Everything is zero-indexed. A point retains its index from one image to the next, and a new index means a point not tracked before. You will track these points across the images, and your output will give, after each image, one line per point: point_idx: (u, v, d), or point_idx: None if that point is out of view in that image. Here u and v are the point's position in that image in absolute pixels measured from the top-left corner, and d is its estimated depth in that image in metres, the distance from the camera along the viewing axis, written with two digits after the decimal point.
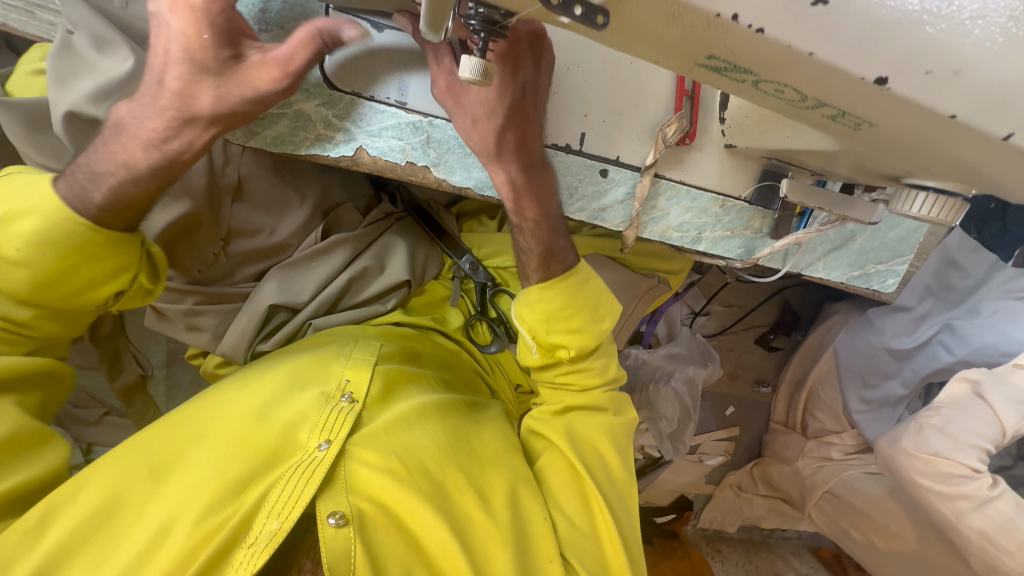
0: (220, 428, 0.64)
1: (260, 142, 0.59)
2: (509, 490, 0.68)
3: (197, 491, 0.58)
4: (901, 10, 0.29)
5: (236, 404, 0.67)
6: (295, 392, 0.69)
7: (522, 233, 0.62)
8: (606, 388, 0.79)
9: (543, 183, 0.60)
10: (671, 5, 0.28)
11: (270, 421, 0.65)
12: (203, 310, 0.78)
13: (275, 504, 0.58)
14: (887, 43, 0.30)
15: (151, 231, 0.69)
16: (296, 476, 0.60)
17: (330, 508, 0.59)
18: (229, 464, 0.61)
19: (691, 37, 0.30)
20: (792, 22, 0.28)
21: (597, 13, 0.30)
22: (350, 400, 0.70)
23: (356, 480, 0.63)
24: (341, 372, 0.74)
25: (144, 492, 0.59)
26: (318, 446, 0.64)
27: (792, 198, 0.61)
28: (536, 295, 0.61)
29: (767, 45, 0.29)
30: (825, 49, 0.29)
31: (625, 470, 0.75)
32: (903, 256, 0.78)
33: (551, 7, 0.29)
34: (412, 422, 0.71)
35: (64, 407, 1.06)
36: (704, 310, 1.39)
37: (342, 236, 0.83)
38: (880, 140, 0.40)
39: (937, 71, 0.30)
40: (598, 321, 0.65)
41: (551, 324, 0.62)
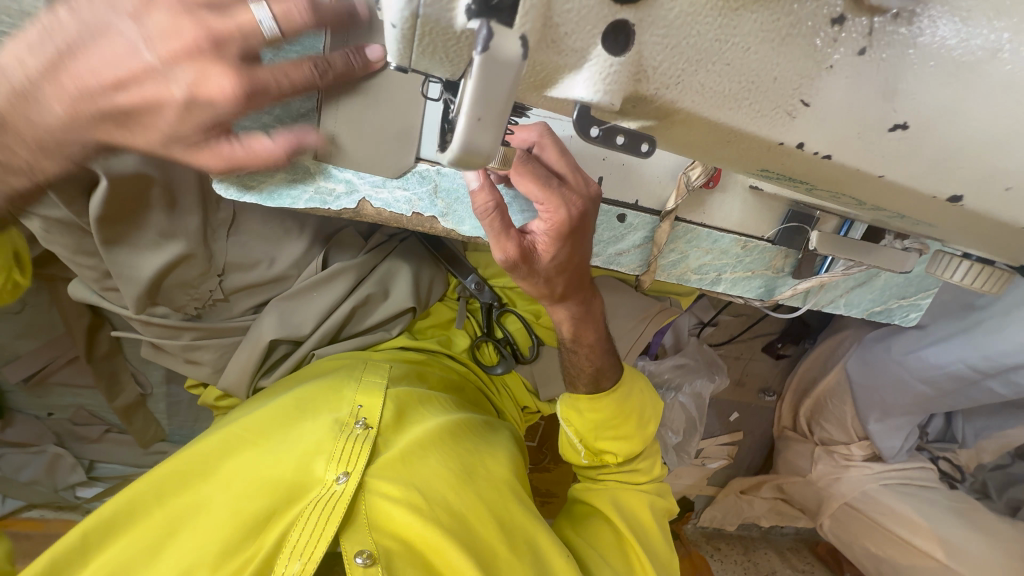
0: (235, 469, 0.64)
1: (255, 196, 0.55)
2: (529, 527, 0.69)
3: (215, 533, 0.58)
4: (981, 124, 0.30)
5: (250, 441, 0.67)
6: (309, 421, 0.68)
7: (579, 354, 0.67)
8: (652, 480, 0.80)
9: (593, 311, 0.66)
10: (730, 133, 0.31)
11: (283, 457, 0.64)
12: (201, 345, 0.75)
13: (295, 546, 0.56)
14: (960, 167, 0.31)
15: (139, 275, 0.64)
16: (316, 513, 0.58)
17: (355, 547, 0.58)
18: (246, 503, 0.60)
19: (753, 152, 0.33)
20: (859, 147, 0.31)
21: (640, 142, 0.35)
22: (364, 427, 0.68)
23: (377, 516, 0.62)
24: (353, 398, 0.72)
25: (158, 540, 0.58)
26: (337, 479, 0.62)
27: (819, 249, 0.58)
28: (587, 405, 0.69)
29: (831, 165, 0.32)
30: (895, 170, 0.32)
31: (662, 533, 0.76)
32: (928, 291, 0.75)
33: (590, 138, 0.34)
34: (427, 448, 0.70)
35: (64, 425, 1.05)
36: (713, 321, 1.34)
37: (344, 265, 0.79)
38: (943, 222, 0.37)
39: (1017, 187, 0.32)
40: (643, 427, 0.72)
41: (599, 432, 0.69)
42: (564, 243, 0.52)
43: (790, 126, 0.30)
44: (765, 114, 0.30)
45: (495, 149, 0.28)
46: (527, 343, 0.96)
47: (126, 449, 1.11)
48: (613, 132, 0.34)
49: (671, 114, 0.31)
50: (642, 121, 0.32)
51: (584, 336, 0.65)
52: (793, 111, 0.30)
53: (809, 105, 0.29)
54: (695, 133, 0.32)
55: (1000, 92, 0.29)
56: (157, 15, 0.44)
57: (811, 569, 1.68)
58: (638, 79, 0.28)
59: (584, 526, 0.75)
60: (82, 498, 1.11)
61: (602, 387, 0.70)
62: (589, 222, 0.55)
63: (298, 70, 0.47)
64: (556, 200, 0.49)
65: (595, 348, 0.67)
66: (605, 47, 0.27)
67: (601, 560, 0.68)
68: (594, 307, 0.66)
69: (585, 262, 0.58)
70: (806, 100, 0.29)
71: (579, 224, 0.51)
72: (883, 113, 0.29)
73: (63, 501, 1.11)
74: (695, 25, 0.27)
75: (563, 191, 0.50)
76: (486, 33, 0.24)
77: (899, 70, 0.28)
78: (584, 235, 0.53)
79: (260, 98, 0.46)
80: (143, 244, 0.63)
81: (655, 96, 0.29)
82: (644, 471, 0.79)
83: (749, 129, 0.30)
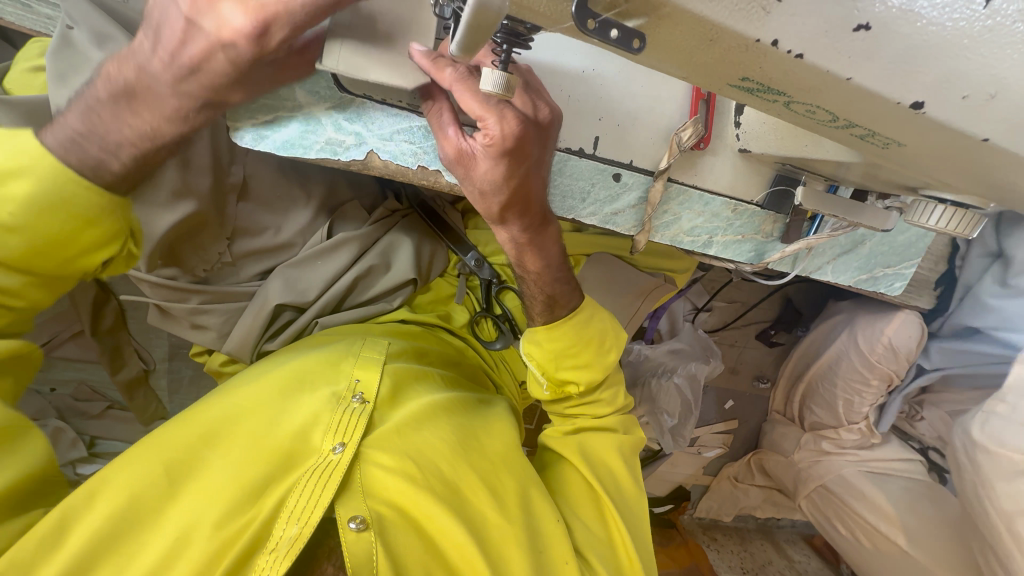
0: (233, 433, 0.64)
1: (268, 146, 0.57)
2: (523, 492, 0.71)
3: (217, 496, 0.59)
4: (945, 30, 0.28)
5: (244, 406, 0.67)
6: (306, 394, 0.70)
7: (527, 283, 0.69)
8: (615, 412, 0.83)
9: (544, 238, 0.64)
10: (710, 30, 0.28)
11: (281, 427, 0.66)
12: (207, 309, 0.77)
13: (293, 510, 0.58)
14: (921, 71, 0.29)
15: (152, 233, 0.66)
16: (312, 480, 0.61)
17: (349, 512, 0.59)
18: (244, 469, 0.61)
19: (727, 59, 0.31)
20: (832, 50, 0.28)
21: (633, 38, 0.31)
22: (361, 401, 0.71)
23: (372, 483, 0.64)
24: (351, 373, 0.74)
25: (159, 494, 0.58)
26: (332, 449, 0.65)
27: (805, 205, 0.61)
28: (544, 335, 0.70)
29: (805, 67, 0.29)
30: (864, 73, 0.29)
31: (631, 475, 0.78)
32: (911, 259, 0.79)
33: (587, 30, 0.30)
34: (422, 421, 0.71)
35: (67, 401, 1.06)
36: (706, 306, 1.38)
37: (347, 235, 0.82)
38: (909, 159, 0.40)
39: (1001, 94, 0.30)
40: (602, 355, 0.73)
41: (557, 360, 0.71)
42: (500, 162, 0.51)
43: (763, 23, 0.28)
44: (741, 8, 0.27)
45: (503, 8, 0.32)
46: (525, 320, 0.98)
47: (126, 427, 1.13)
48: (608, 23, 0.30)
49: (657, 9, 0.28)
50: (636, 19, 0.30)
51: (526, 263, 0.65)
52: (766, 7, 0.27)
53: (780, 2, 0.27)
54: (682, 35, 0.30)
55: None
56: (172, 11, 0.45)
57: (807, 561, 1.68)
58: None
59: (556, 476, 0.77)
60: (80, 477, 1.06)
61: (557, 316, 0.71)
62: (547, 143, 0.55)
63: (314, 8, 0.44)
64: (495, 112, 0.48)
65: (543, 275, 0.68)
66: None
67: (575, 518, 0.71)
68: (548, 233, 0.64)
69: (536, 184, 0.57)
70: None
71: (517, 144, 0.50)
72: (850, 12, 0.28)
73: None
74: None
75: (504, 107, 0.49)
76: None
77: None
78: (529, 155, 0.52)
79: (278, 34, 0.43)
80: (156, 202, 0.64)
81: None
82: (607, 402, 0.81)
83: (726, 26, 0.28)
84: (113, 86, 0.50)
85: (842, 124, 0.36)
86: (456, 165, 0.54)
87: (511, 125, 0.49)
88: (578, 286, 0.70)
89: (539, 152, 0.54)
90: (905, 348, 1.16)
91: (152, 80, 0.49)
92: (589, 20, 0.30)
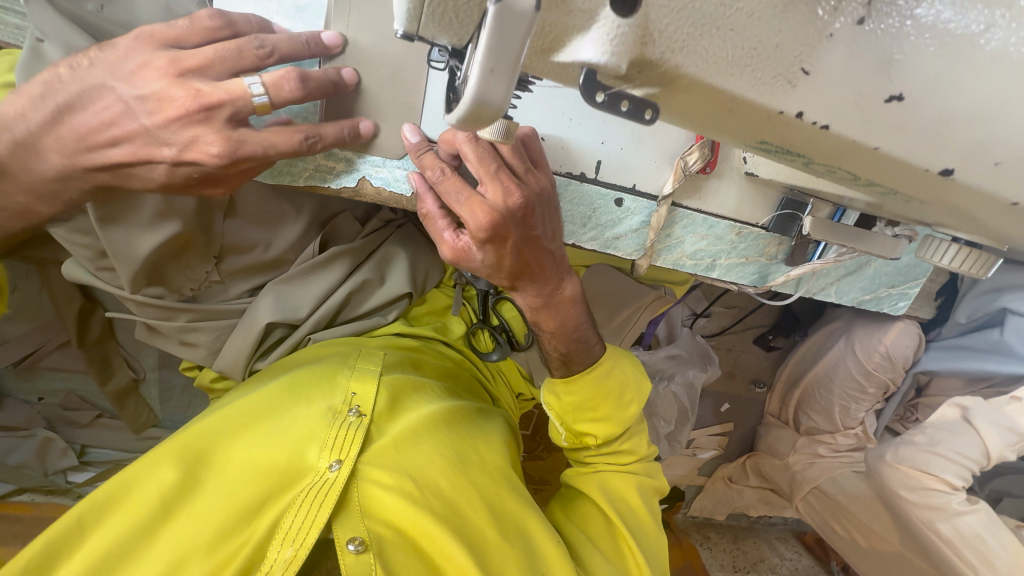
0: (229, 454, 0.62)
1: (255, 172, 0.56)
2: (522, 513, 0.68)
3: (209, 519, 0.57)
4: (992, 92, 0.26)
5: (240, 426, 0.65)
6: (301, 408, 0.67)
7: (544, 340, 0.68)
8: (639, 459, 0.81)
9: (560, 299, 0.64)
10: (730, 102, 0.28)
11: (276, 444, 0.63)
12: (197, 327, 0.75)
13: (288, 531, 0.56)
14: (954, 137, 0.27)
15: (136, 254, 0.64)
16: (311, 498, 0.58)
17: (348, 534, 0.57)
18: (238, 491, 0.59)
19: (750, 124, 0.30)
20: (859, 120, 0.27)
21: (644, 108, 0.30)
22: (358, 415, 0.68)
23: (370, 501, 0.61)
24: (347, 386, 0.71)
25: (150, 521, 0.55)
26: (329, 467, 0.62)
27: (813, 235, 0.59)
28: (561, 387, 0.70)
29: (830, 138, 0.28)
30: (891, 143, 0.28)
31: (650, 514, 0.76)
32: (916, 280, 0.77)
33: (595, 103, 0.29)
34: (420, 434, 0.68)
35: (55, 410, 1.04)
36: (705, 312, 1.37)
37: (340, 248, 0.80)
38: (925, 210, 0.38)
39: None
40: (622, 408, 0.72)
41: (576, 412, 0.71)
42: (486, 249, 0.52)
43: (789, 95, 0.27)
44: (766, 82, 0.26)
45: (508, 100, 0.26)
46: (523, 331, 0.97)
47: (116, 436, 1.10)
48: (616, 96, 0.29)
49: (674, 81, 0.27)
50: (648, 90, 0.29)
51: (543, 324, 0.65)
52: (793, 80, 0.26)
53: (809, 74, 0.26)
54: (697, 103, 0.29)
55: (991, 70, 0.25)
56: (157, 82, 0.47)
57: (798, 558, 1.70)
58: (644, 40, 0.25)
59: (573, 512, 0.76)
60: (72, 484, 1.10)
61: (575, 371, 0.70)
62: (540, 218, 0.52)
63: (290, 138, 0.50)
64: (465, 209, 0.48)
65: (560, 334, 0.67)
66: (614, 10, 0.24)
67: (591, 546, 0.69)
68: (563, 296, 0.64)
69: (538, 257, 0.56)
70: (806, 68, 0.26)
71: (493, 234, 0.49)
72: (881, 82, 0.26)
73: (54, 486, 1.10)
74: None
75: (475, 200, 0.48)
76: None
77: (894, 37, 0.25)
78: (510, 239, 0.50)
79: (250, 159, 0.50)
80: (139, 224, 0.63)
81: (660, 61, 0.26)
82: (633, 451, 0.80)
83: (749, 98, 0.27)
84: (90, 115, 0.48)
85: (860, 182, 0.34)
86: (460, 266, 0.55)
87: (476, 222, 0.48)
88: (597, 341, 0.69)
89: (526, 234, 0.52)
90: (902, 357, 1.16)
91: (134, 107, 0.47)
92: (598, 93, 0.28)
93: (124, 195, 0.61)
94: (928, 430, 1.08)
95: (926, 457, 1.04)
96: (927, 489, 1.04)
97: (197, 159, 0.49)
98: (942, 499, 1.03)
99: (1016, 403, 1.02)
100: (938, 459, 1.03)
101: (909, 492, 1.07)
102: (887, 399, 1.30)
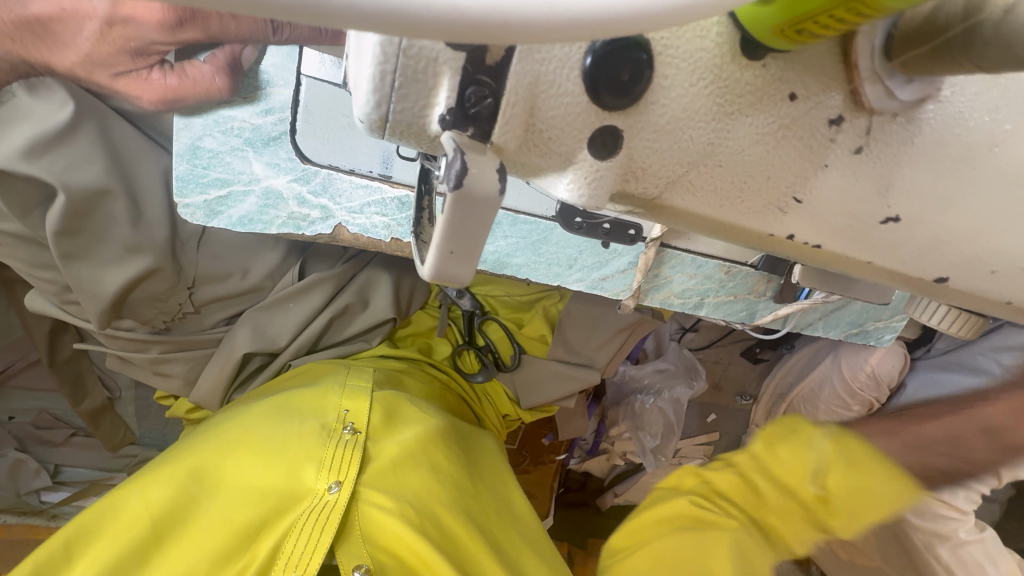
0: (226, 475, 0.60)
1: (224, 222, 0.53)
2: (515, 548, 0.66)
3: (204, 545, 0.54)
4: (989, 218, 0.25)
5: (237, 437, 0.63)
6: (295, 424, 0.65)
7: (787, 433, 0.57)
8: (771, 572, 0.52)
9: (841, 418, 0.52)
10: (719, 227, 0.25)
11: (273, 465, 0.60)
12: (170, 359, 0.72)
13: (290, 557, 0.54)
14: (946, 255, 0.26)
15: (102, 291, 0.61)
16: (310, 524, 0.56)
17: (353, 561, 0.55)
18: (235, 513, 0.57)
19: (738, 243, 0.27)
20: (854, 242, 0.25)
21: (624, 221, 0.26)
22: (353, 433, 0.65)
23: (371, 525, 0.59)
24: (340, 403, 0.69)
25: (146, 546, 0.53)
26: (328, 489, 0.59)
27: (802, 283, 0.58)
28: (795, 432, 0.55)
29: (825, 256, 0.26)
30: (883, 258, 0.26)
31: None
32: (903, 314, 0.77)
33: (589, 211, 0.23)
34: (417, 456, 0.66)
35: (27, 429, 1.01)
36: (694, 326, 1.33)
37: (321, 276, 0.77)
38: None
39: None
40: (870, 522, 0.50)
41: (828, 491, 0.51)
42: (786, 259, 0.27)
43: (779, 223, 0.25)
44: (754, 213, 0.24)
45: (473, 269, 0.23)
46: (509, 353, 0.95)
47: (91, 453, 1.07)
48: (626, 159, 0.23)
49: (656, 202, 0.24)
50: (627, 208, 0.25)
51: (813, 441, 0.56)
52: (784, 208, 0.24)
53: (801, 202, 0.24)
54: (689, 222, 0.25)
55: (991, 188, 0.25)
56: None
57: None
58: (626, 174, 0.22)
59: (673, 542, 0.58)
60: (47, 503, 1.07)
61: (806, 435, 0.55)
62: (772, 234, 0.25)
63: (249, 20, 0.42)
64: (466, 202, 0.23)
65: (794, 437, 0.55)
66: (592, 152, 0.22)
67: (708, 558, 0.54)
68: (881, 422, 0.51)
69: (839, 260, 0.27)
70: (798, 196, 0.24)
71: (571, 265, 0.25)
72: (880, 207, 0.24)
73: (28, 506, 1.07)
74: (686, 131, 0.22)
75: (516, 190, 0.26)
76: (460, 167, 0.20)
77: (896, 164, 0.24)
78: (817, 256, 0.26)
79: (196, 29, 0.42)
80: (105, 259, 0.60)
81: (646, 197, 0.24)
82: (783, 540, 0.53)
83: (737, 223, 0.25)
84: None
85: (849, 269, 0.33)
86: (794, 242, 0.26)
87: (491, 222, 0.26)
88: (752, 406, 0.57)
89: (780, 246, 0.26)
90: (886, 377, 1.18)
91: None
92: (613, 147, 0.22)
93: (90, 230, 0.58)
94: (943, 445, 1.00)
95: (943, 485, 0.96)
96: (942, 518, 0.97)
97: (128, 19, 0.42)
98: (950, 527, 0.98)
99: None
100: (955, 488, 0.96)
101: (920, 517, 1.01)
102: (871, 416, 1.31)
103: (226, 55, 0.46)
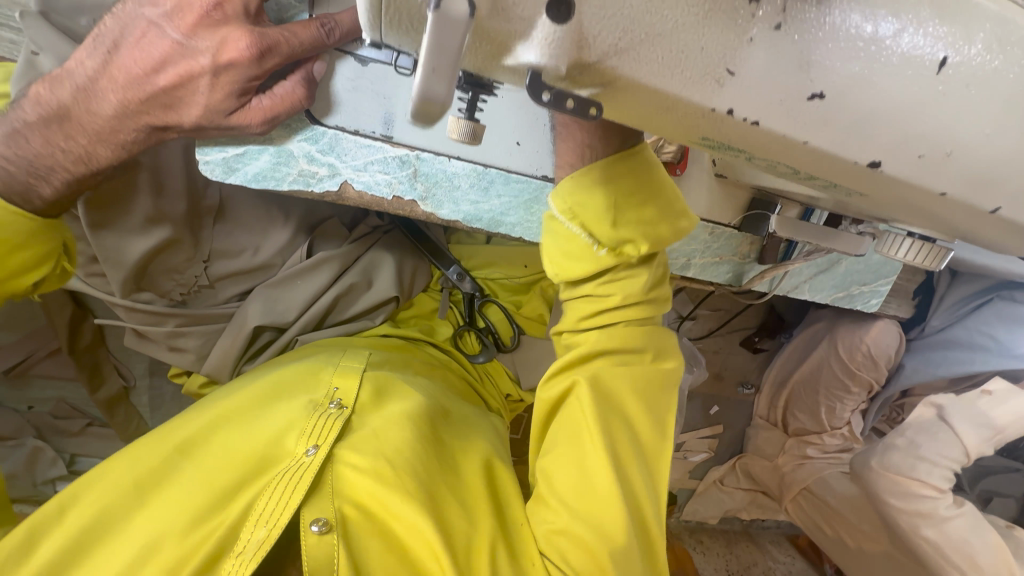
0: (210, 443, 0.62)
1: (239, 179, 0.57)
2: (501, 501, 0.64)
3: (183, 503, 0.56)
4: (900, 98, 0.29)
5: (224, 410, 0.65)
6: (283, 400, 0.67)
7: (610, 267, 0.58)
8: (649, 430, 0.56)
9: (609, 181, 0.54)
10: (666, 99, 0.30)
11: (257, 431, 0.62)
12: (185, 332, 0.76)
13: (262, 513, 0.55)
14: (878, 135, 0.30)
15: (125, 257, 0.66)
16: (282, 484, 0.57)
17: (314, 515, 0.56)
18: (216, 475, 0.58)
19: (687, 122, 0.32)
20: (787, 121, 0.29)
21: (589, 107, 0.31)
22: (338, 406, 0.67)
23: (343, 484, 0.60)
24: (330, 380, 0.71)
25: (127, 503, 0.56)
26: (306, 452, 0.60)
27: (779, 233, 0.62)
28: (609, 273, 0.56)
29: (762, 133, 0.30)
30: (821, 138, 0.30)
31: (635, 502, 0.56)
32: (885, 278, 0.80)
33: (541, 103, 0.30)
34: (400, 421, 0.66)
35: (45, 418, 1.04)
36: (691, 315, 1.37)
37: (329, 252, 0.81)
38: (878, 204, 0.39)
39: (957, 152, 0.31)
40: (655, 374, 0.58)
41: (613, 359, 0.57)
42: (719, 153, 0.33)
43: (718, 95, 0.29)
44: (693, 84, 0.29)
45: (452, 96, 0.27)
46: (509, 333, 0.97)
47: (107, 444, 1.11)
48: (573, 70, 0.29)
49: (612, 83, 0.30)
50: (590, 89, 0.31)
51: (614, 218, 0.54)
52: (719, 80, 0.29)
53: (733, 75, 0.29)
54: (638, 100, 0.31)
55: (903, 68, 0.28)
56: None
57: (792, 561, 1.61)
58: (580, 45, 0.27)
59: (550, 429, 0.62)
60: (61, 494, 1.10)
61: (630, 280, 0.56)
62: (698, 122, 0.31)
63: (306, 30, 0.48)
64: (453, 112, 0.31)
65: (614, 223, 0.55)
66: (550, 16, 0.26)
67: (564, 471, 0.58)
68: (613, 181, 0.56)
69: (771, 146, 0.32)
70: (730, 70, 0.28)
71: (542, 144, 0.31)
72: (802, 84, 0.29)
73: (43, 497, 1.09)
74: (626, 0, 0.27)
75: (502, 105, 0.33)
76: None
77: (811, 42, 0.28)
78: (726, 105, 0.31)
79: (275, 57, 0.48)
80: (128, 228, 0.65)
81: (598, 64, 0.28)
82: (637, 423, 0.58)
83: (679, 98, 0.29)
84: (81, 123, 0.52)
85: (800, 172, 0.36)
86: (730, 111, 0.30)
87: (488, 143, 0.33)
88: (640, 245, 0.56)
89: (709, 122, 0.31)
90: (884, 355, 1.19)
91: (124, 105, 0.50)
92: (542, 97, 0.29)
93: (117, 200, 0.64)
94: (908, 433, 1.06)
95: (913, 462, 1.03)
96: (918, 495, 1.01)
97: (229, 64, 0.47)
98: (928, 505, 1.00)
99: (986, 397, 1.03)
100: (923, 464, 1.02)
101: (895, 498, 1.04)
102: (871, 399, 1.33)
103: (303, 72, 0.51)
